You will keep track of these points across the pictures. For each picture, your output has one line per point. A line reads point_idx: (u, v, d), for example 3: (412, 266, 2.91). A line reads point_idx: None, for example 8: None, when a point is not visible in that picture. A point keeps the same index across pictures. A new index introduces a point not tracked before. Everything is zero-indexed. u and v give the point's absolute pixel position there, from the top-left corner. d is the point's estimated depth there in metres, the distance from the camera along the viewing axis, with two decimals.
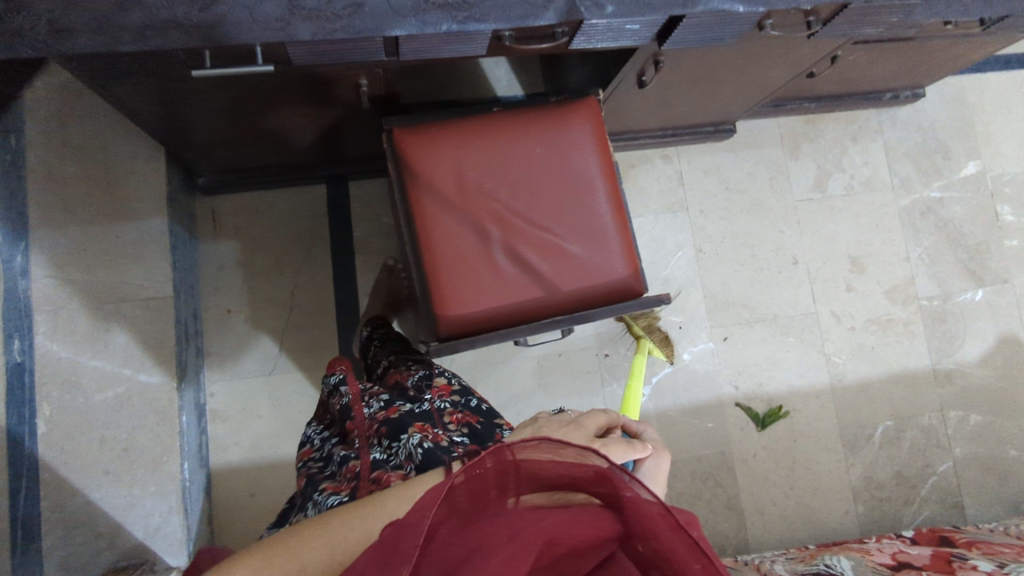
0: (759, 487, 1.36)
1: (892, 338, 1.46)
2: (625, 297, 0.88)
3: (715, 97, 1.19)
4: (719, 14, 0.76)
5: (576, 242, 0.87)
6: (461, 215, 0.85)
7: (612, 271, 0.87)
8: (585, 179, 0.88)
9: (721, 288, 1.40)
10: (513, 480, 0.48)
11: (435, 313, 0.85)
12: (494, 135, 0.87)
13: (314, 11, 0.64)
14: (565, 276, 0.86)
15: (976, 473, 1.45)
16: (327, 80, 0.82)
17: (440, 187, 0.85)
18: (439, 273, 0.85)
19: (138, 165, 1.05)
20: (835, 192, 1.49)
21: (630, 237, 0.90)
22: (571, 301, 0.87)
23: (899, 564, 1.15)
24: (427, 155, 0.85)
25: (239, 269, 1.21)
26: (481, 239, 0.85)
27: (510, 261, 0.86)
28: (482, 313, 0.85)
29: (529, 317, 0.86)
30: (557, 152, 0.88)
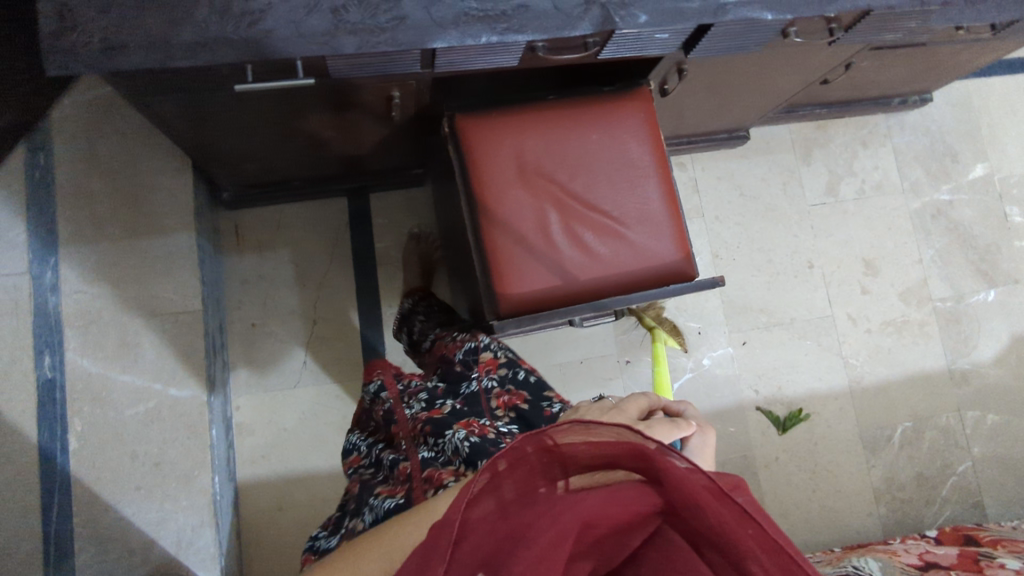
0: (782, 491, 1.36)
1: (908, 339, 1.47)
2: (678, 281, 0.89)
3: (730, 104, 1.20)
4: (747, 22, 0.77)
5: (633, 225, 0.88)
6: (523, 197, 0.85)
7: (667, 254, 0.88)
8: (639, 165, 0.89)
9: (737, 293, 1.41)
10: (554, 466, 0.48)
11: (495, 295, 0.84)
12: (552, 120, 0.87)
13: (358, 25, 0.66)
14: (624, 260, 0.87)
15: (995, 473, 1.46)
16: (361, 92, 0.83)
17: (501, 169, 0.85)
18: (500, 255, 0.84)
19: (165, 180, 1.06)
20: (847, 196, 1.50)
21: (682, 222, 0.91)
22: (628, 283, 0.87)
23: (927, 563, 1.16)
24: (487, 139, 0.85)
25: (263, 282, 1.21)
26: (541, 221, 0.85)
27: (570, 244, 0.85)
28: (542, 296, 0.84)
29: (587, 299, 0.86)
30: (613, 138, 0.89)
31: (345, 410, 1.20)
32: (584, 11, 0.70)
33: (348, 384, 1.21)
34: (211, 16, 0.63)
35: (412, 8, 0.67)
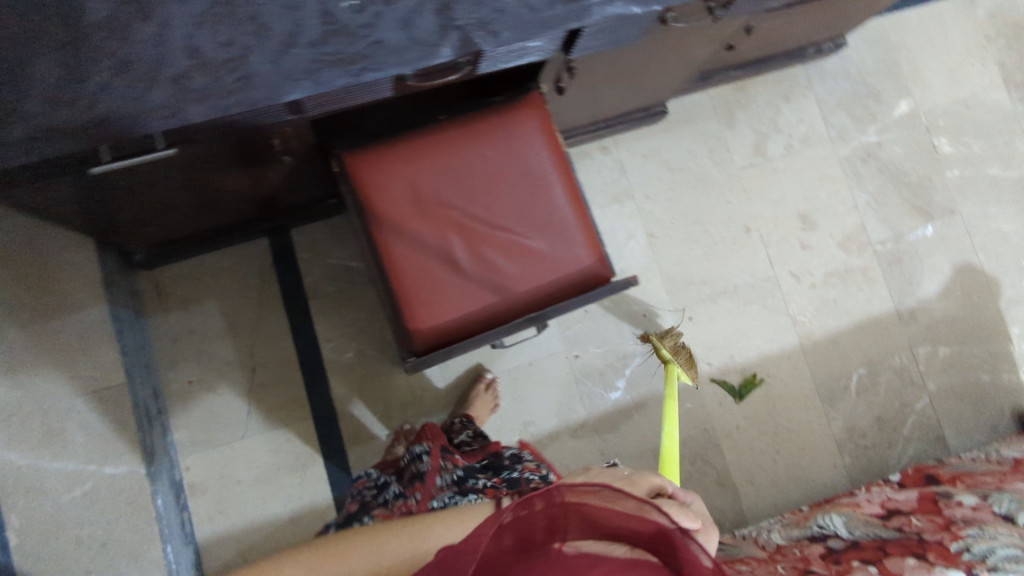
0: (746, 456, 1.39)
1: (852, 288, 1.48)
2: (594, 285, 0.88)
3: (638, 86, 1.18)
4: (617, 18, 0.74)
5: (540, 236, 0.86)
6: (423, 227, 0.83)
7: (580, 258, 0.87)
8: (541, 174, 0.87)
9: (677, 269, 1.41)
10: (575, 523, 0.60)
11: (408, 329, 0.82)
12: (443, 142, 0.85)
13: (204, 91, 0.62)
14: (534, 273, 0.85)
15: (952, 404, 1.49)
16: (238, 146, 0.80)
17: (397, 202, 0.83)
18: (407, 289, 0.82)
19: (63, 252, 1.01)
20: (776, 154, 1.49)
21: (591, 225, 0.90)
22: (541, 296, 0.86)
23: (888, 512, 1.21)
24: (378, 173, 0.83)
25: (194, 338, 1.18)
26: (445, 248, 0.83)
27: (476, 267, 0.84)
28: (456, 323, 0.83)
29: (503, 319, 0.85)
30: (509, 150, 0.87)
31: (299, 453, 1.19)
32: (440, 37, 0.67)
33: (298, 426, 1.20)
34: (44, 108, 0.59)
35: (258, 63, 0.62)
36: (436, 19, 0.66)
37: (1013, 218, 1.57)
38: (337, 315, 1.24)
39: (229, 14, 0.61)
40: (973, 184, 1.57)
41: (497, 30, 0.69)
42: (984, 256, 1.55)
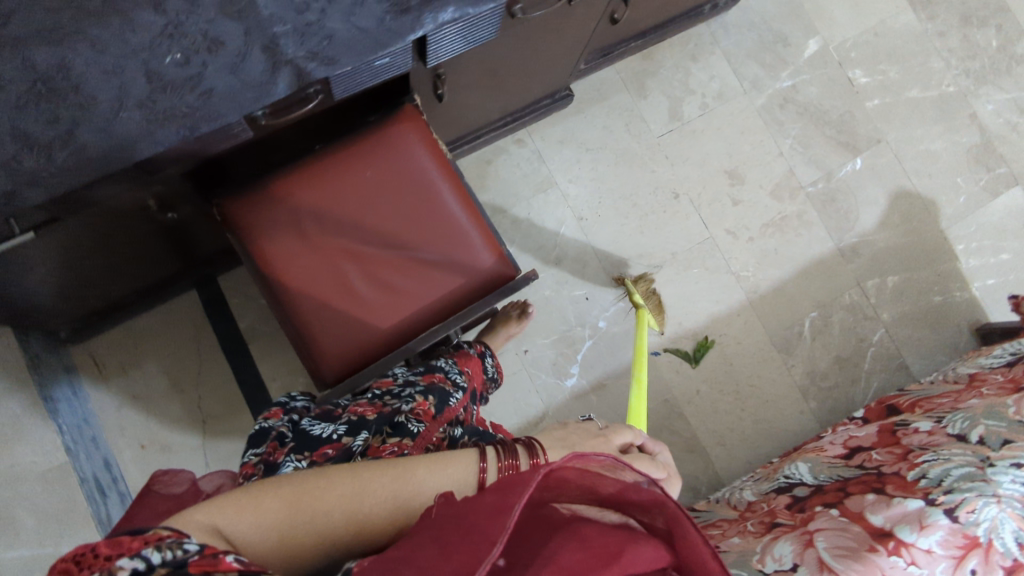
0: (710, 419, 1.40)
1: (790, 234, 1.49)
2: (499, 284, 0.88)
3: (532, 78, 1.18)
4: (455, 19, 0.74)
5: (435, 246, 0.86)
6: (313, 262, 0.84)
7: (479, 261, 0.87)
8: (427, 185, 0.87)
9: (612, 248, 1.42)
10: (573, 487, 0.51)
11: (315, 363, 0.83)
12: (322, 172, 0.85)
13: (38, 171, 0.64)
14: (435, 283, 0.86)
15: (910, 332, 1.49)
16: (113, 216, 0.81)
17: (284, 241, 0.83)
18: (308, 323, 0.83)
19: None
20: (692, 116, 1.49)
21: (487, 225, 0.89)
22: (445, 307, 0.86)
23: (852, 450, 1.21)
24: (259, 214, 0.83)
25: (138, 403, 1.18)
26: (338, 275, 0.84)
27: (374, 290, 0.84)
28: (363, 348, 0.84)
29: (410, 336, 0.86)
30: (390, 167, 0.86)
31: None
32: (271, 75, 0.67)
33: None
34: None
35: (88, 134, 0.64)
36: (265, 57, 0.67)
37: (941, 137, 1.57)
38: (278, 353, 1.25)
39: (51, 93, 0.61)
40: (895, 110, 1.57)
41: (331, 56, 0.70)
42: (918, 180, 1.55)
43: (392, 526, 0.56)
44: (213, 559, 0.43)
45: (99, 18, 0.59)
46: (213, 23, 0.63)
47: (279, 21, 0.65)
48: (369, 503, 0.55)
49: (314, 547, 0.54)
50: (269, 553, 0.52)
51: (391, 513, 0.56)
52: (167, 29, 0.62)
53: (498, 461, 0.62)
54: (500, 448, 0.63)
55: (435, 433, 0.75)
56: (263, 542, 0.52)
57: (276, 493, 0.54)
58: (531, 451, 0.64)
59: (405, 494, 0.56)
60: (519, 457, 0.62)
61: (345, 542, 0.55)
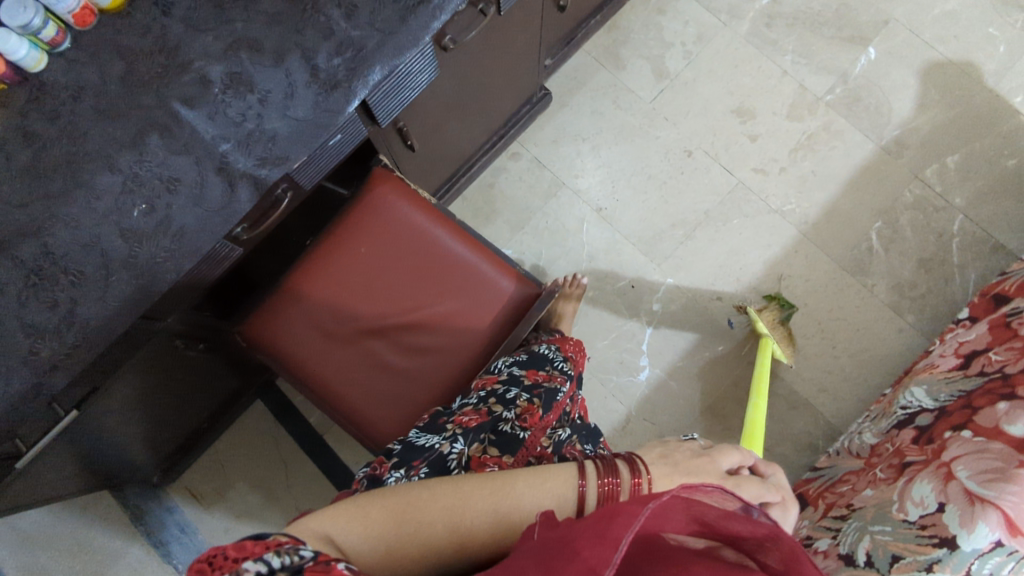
0: (802, 366, 1.31)
1: (824, 151, 1.38)
2: (526, 305, 0.87)
3: (502, 92, 1.15)
4: (375, 87, 0.73)
5: (451, 296, 0.85)
6: (342, 350, 0.84)
7: (500, 293, 0.86)
8: (424, 240, 0.86)
9: (642, 227, 1.36)
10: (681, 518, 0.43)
11: (378, 442, 0.83)
12: (320, 265, 0.85)
13: (55, 359, 0.66)
14: (463, 330, 0.85)
15: (992, 207, 1.34)
16: (155, 369, 0.85)
17: (309, 342, 0.84)
18: (359, 411, 0.83)
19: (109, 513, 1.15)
20: (679, 68, 1.42)
21: (492, 252, 0.88)
22: (482, 344, 0.85)
23: (966, 358, 1.09)
24: (281, 324, 0.84)
25: (240, 521, 1.21)
26: (371, 356, 0.84)
27: (408, 355, 0.84)
28: (418, 416, 0.83)
29: (458, 384, 0.84)
30: (384, 235, 0.86)
31: None
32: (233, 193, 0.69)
33: None
34: None
35: (89, 309, 0.66)
36: (221, 178, 0.69)
37: None
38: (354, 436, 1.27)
39: (46, 282, 0.64)
40: None
41: (281, 155, 0.70)
42: (945, 45, 1.41)
43: (492, 541, 0.52)
44: (326, 565, 0.40)
45: (65, 197, 0.65)
46: (166, 164, 0.67)
47: (223, 140, 0.68)
48: (470, 513, 0.52)
49: (416, 562, 0.51)
50: (373, 565, 0.50)
51: (491, 528, 0.52)
52: (126, 184, 0.66)
53: (598, 478, 0.55)
54: (598, 463, 0.56)
55: (540, 443, 0.69)
56: (370, 552, 0.50)
57: (383, 504, 0.53)
58: (632, 469, 0.56)
59: (504, 509, 0.52)
60: (620, 473, 0.55)
61: (445, 555, 0.51)
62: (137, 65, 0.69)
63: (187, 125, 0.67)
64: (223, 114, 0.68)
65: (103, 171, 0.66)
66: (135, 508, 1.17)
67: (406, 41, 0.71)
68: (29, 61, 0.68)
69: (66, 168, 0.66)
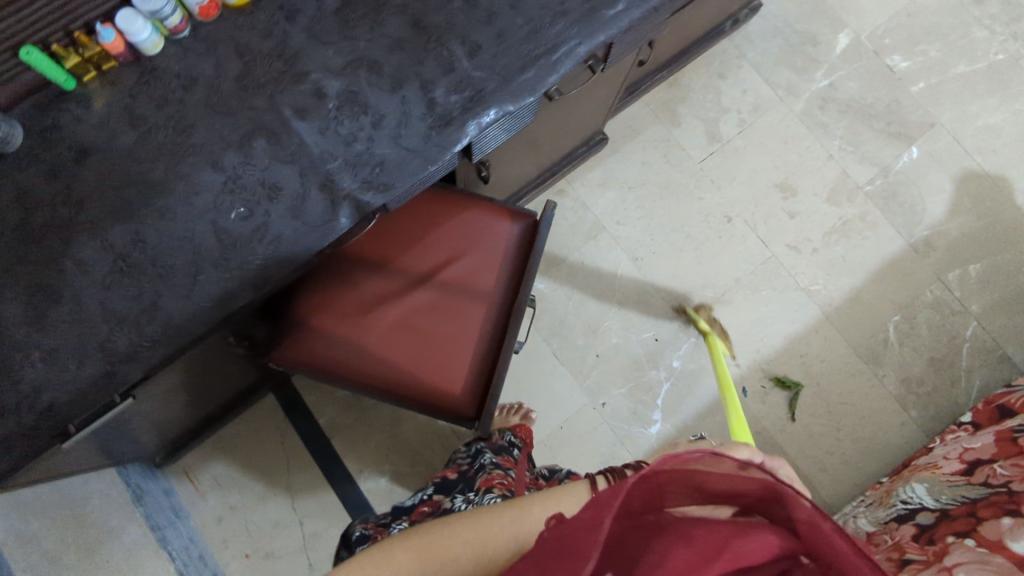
0: (807, 443, 1.34)
1: (856, 239, 1.43)
2: (527, 231, 0.87)
3: (569, 131, 1.17)
4: (480, 131, 0.72)
5: (465, 253, 0.86)
6: (381, 342, 0.83)
7: (505, 234, 0.87)
8: (422, 219, 0.86)
9: (674, 284, 1.38)
10: (672, 491, 0.42)
11: (448, 411, 0.83)
12: (331, 272, 0.84)
13: (133, 347, 0.64)
14: (487, 278, 0.85)
15: (1004, 319, 1.40)
16: (201, 362, 0.82)
17: (347, 345, 0.83)
18: (424, 386, 0.83)
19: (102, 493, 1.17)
20: (731, 135, 1.46)
21: (478, 199, 0.88)
22: (505, 288, 0.86)
23: (970, 465, 1.13)
24: (319, 329, 0.83)
25: (236, 513, 1.20)
26: (413, 331, 0.84)
27: (442, 324, 0.84)
28: (477, 369, 0.83)
29: (497, 335, 0.85)
30: (386, 229, 0.86)
31: None
32: (334, 210, 0.68)
33: None
34: None
35: (171, 303, 0.65)
36: (323, 194, 0.68)
37: (998, 109, 1.49)
38: (362, 442, 1.25)
39: (134, 269, 0.64)
40: (944, 90, 1.50)
41: (386, 182, 0.69)
42: (983, 157, 1.47)
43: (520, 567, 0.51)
44: None
45: (163, 186, 0.65)
46: (270, 171, 0.67)
47: (331, 158, 0.68)
48: (496, 542, 0.51)
49: None
50: None
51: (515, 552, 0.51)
52: (228, 184, 0.66)
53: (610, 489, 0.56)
54: (609, 476, 0.59)
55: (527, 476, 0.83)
56: None
57: (407, 546, 0.51)
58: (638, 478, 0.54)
59: (525, 534, 0.52)
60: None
61: None
62: (254, 65, 0.69)
63: (296, 136, 0.67)
64: (334, 130, 0.68)
65: (205, 166, 0.66)
66: (137, 487, 1.18)
67: (525, 87, 0.71)
68: (149, 44, 0.66)
69: (167, 156, 0.66)
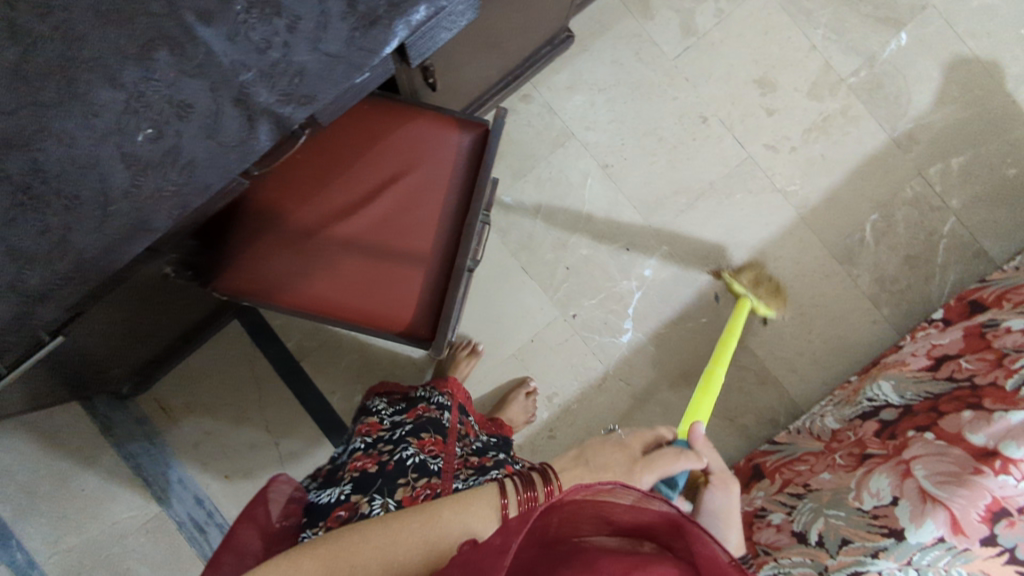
0: (778, 345, 1.35)
1: (837, 136, 1.36)
2: (478, 142, 0.81)
3: (527, 29, 1.08)
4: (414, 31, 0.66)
5: (410, 169, 0.80)
6: (329, 267, 0.79)
7: (455, 147, 0.81)
8: (364, 135, 0.80)
9: (646, 189, 1.33)
10: (587, 520, 0.47)
11: (405, 335, 0.80)
12: (271, 196, 0.79)
13: (48, 286, 0.62)
14: (437, 194, 0.81)
15: (983, 213, 1.37)
16: (136, 290, 0.79)
17: (294, 272, 0.79)
18: (376, 311, 0.79)
19: (76, 424, 1.11)
20: (708, 27, 1.35)
21: (424, 109, 0.81)
22: (456, 203, 0.81)
23: (936, 361, 1.14)
24: (259, 258, 0.79)
25: (212, 438, 1.21)
26: (361, 255, 0.80)
27: (392, 246, 0.80)
28: (431, 289, 0.80)
29: (451, 253, 0.81)
30: (326, 148, 0.80)
31: None
32: (252, 129, 0.64)
33: None
34: None
35: (82, 238, 0.62)
36: (239, 110, 0.63)
37: None
38: (331, 364, 1.25)
39: (35, 202, 0.59)
40: None
41: (307, 93, 0.65)
42: (975, 41, 1.38)
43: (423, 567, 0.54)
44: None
45: (58, 109, 0.57)
46: (176, 86, 0.60)
47: (244, 69, 0.61)
48: (403, 547, 0.55)
49: None
50: None
51: (420, 557, 0.55)
52: (129, 104, 0.59)
53: (516, 496, 0.60)
54: (516, 482, 0.62)
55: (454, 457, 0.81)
56: None
57: (316, 554, 0.54)
58: (545, 479, 0.61)
59: (434, 539, 0.56)
60: (536, 486, 0.61)
61: None
62: None
63: (203, 45, 0.59)
64: (245, 36, 0.60)
65: (102, 85, 0.57)
66: (104, 417, 1.14)
67: None
68: None
69: (57, 71, 0.56)
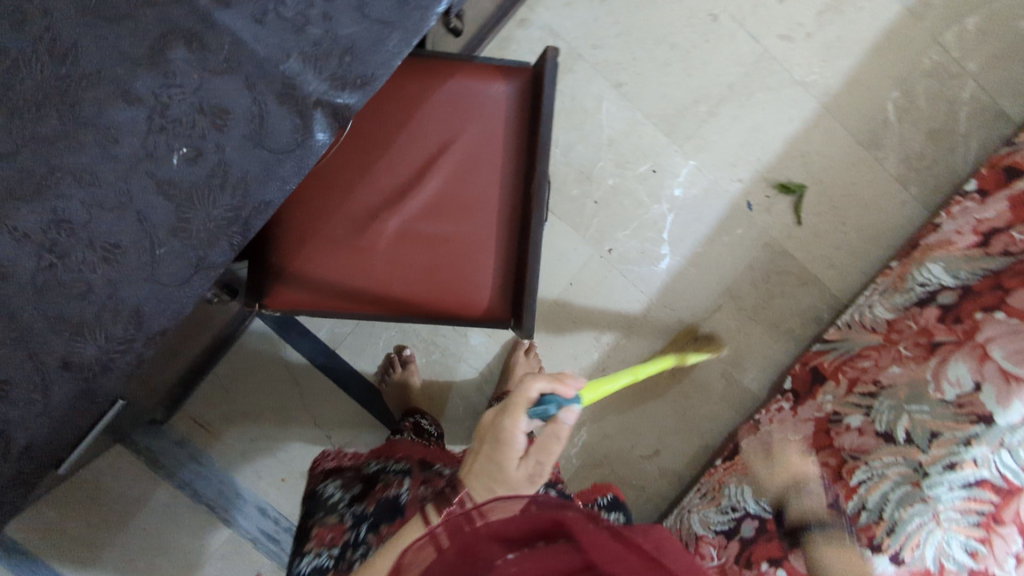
0: (814, 243, 1.30)
1: (851, 14, 1.29)
2: (528, 90, 0.72)
3: None
4: None
5: (459, 134, 0.71)
6: (389, 260, 0.71)
7: (504, 100, 0.71)
8: (401, 105, 0.70)
9: (665, 103, 1.26)
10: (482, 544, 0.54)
11: (484, 317, 0.73)
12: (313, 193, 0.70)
13: (106, 356, 0.52)
14: (493, 157, 0.72)
15: (1003, 72, 1.30)
16: None
17: (350, 271, 0.70)
18: (450, 300, 0.72)
19: (122, 468, 1.09)
20: None
21: (461, 62, 0.71)
22: (515, 164, 0.72)
23: (985, 236, 1.11)
24: (309, 266, 0.70)
25: (260, 445, 1.14)
26: (421, 241, 0.71)
27: (453, 224, 0.71)
28: (503, 264, 0.73)
29: (518, 220, 0.72)
30: (363, 128, 0.70)
31: None
32: (303, 128, 0.52)
33: None
34: None
35: (134, 291, 0.51)
36: (286, 108, 0.51)
37: None
38: (369, 346, 1.18)
39: (66, 258, 0.48)
40: None
41: (364, 74, 0.53)
42: None
43: None
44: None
45: (67, 140, 0.48)
46: (206, 89, 0.49)
47: (283, 56, 0.50)
48: None
49: None
50: None
51: None
52: (154, 120, 0.49)
53: None
54: None
55: None
56: None
57: None
58: None
59: None
60: None
61: None
62: None
63: (226, 32, 0.49)
64: (275, 13, 0.50)
65: (116, 102, 0.48)
66: (149, 450, 1.10)
67: None
68: None
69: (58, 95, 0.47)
